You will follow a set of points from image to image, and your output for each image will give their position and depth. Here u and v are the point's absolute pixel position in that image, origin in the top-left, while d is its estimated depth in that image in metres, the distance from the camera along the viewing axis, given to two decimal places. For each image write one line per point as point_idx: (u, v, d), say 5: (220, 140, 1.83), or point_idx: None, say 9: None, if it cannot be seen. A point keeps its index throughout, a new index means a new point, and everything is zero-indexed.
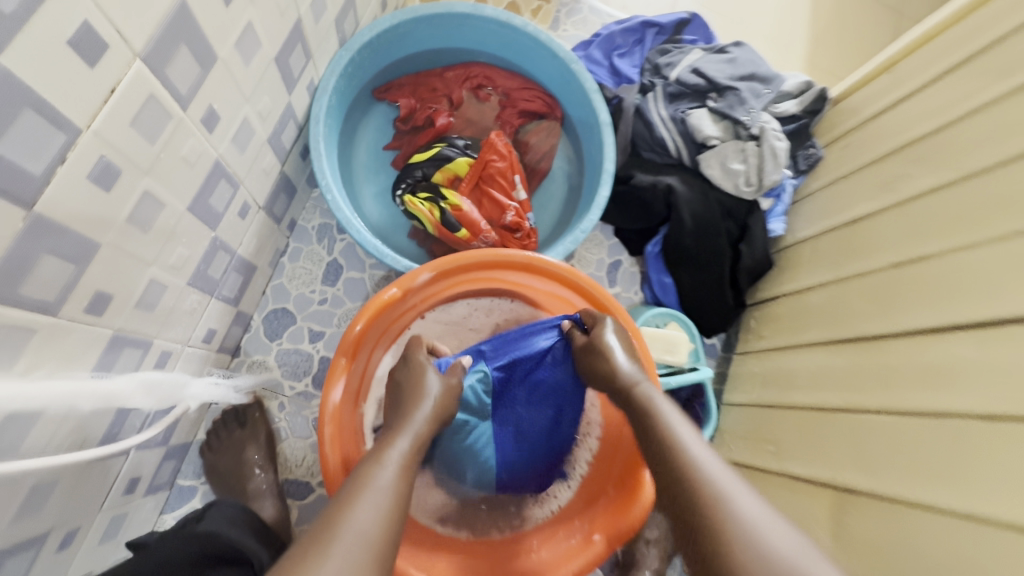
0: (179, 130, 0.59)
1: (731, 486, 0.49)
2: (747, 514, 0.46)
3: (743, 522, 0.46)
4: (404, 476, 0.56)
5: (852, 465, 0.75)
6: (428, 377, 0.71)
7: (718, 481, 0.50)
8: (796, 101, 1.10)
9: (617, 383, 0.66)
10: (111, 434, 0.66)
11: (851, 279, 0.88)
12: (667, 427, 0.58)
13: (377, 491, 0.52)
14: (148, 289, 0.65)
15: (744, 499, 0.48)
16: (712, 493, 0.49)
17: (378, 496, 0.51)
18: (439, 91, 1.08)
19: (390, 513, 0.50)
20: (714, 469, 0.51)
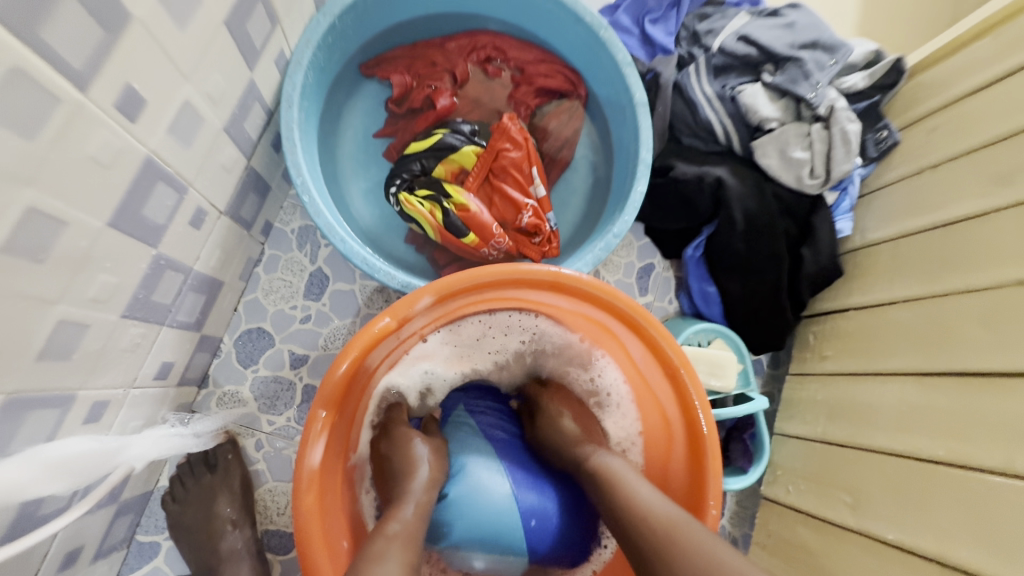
0: (78, 121, 0.44)
1: (688, 524, 0.52)
2: (703, 535, 0.50)
3: (701, 542, 0.50)
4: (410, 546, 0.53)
5: (971, 540, 0.63)
6: (415, 443, 0.66)
7: (666, 509, 0.54)
8: (865, 74, 0.90)
9: (561, 444, 0.69)
10: (26, 512, 0.53)
11: (955, 297, 0.73)
12: (613, 474, 0.61)
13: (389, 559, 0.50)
14: (57, 332, 0.51)
15: (708, 537, 0.50)
16: (666, 522, 0.52)
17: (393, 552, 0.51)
18: (440, 65, 0.90)
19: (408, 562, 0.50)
20: (666, 507, 0.54)
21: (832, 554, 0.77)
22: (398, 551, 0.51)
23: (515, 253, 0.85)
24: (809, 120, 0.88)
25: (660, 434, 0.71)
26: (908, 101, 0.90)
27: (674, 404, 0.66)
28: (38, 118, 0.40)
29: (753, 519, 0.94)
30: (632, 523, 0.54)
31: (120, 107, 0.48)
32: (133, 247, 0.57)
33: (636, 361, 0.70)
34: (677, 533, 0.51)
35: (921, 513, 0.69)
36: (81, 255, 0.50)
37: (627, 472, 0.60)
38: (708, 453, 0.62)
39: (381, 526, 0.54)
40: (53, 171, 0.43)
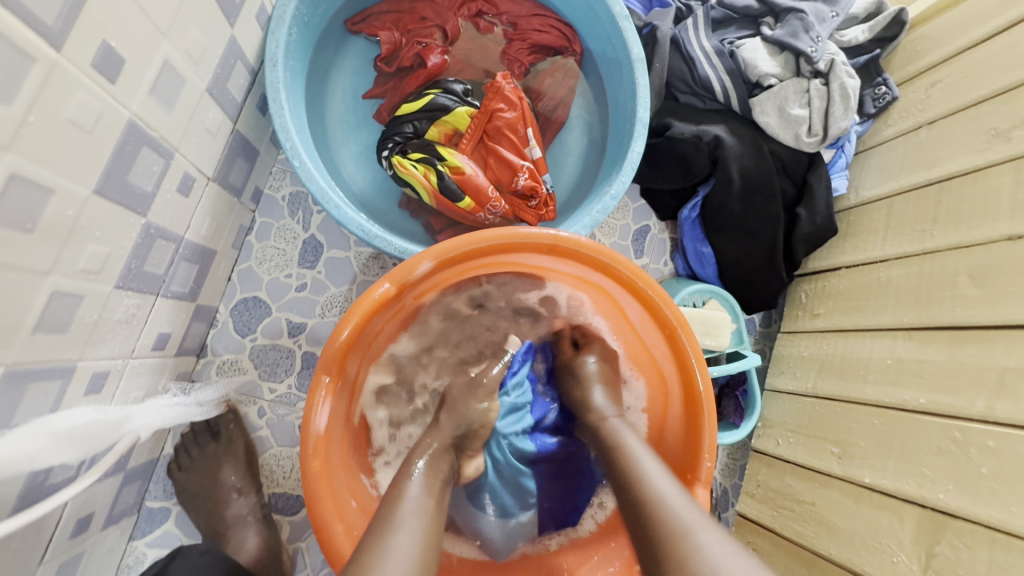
0: (51, 80, 0.42)
1: (693, 517, 0.49)
2: (711, 551, 0.46)
3: (707, 557, 0.45)
4: (430, 520, 0.54)
5: (951, 483, 0.66)
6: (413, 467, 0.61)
7: (683, 515, 0.50)
8: (865, 28, 0.88)
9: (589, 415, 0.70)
10: (36, 480, 0.54)
11: (946, 253, 0.75)
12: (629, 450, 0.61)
13: (398, 557, 0.48)
14: (51, 305, 0.50)
15: (714, 536, 0.47)
16: (678, 528, 0.48)
17: (410, 521, 0.52)
18: (430, 21, 0.87)
19: (426, 539, 0.51)
20: (676, 498, 0.52)
21: (817, 500, 0.81)
22: (414, 521, 0.52)
23: (511, 218, 0.84)
24: (808, 76, 0.86)
25: (658, 393, 0.72)
26: (907, 55, 0.88)
27: (672, 364, 0.66)
28: (10, 78, 0.39)
29: (743, 470, 0.98)
30: (637, 502, 0.54)
31: (99, 66, 0.46)
32: (122, 215, 0.55)
33: (634, 322, 0.71)
34: (687, 529, 0.48)
35: (906, 461, 0.72)
36: (69, 224, 0.49)
37: (636, 442, 0.62)
38: (702, 408, 0.63)
39: (388, 533, 0.50)
40: (33, 135, 0.42)
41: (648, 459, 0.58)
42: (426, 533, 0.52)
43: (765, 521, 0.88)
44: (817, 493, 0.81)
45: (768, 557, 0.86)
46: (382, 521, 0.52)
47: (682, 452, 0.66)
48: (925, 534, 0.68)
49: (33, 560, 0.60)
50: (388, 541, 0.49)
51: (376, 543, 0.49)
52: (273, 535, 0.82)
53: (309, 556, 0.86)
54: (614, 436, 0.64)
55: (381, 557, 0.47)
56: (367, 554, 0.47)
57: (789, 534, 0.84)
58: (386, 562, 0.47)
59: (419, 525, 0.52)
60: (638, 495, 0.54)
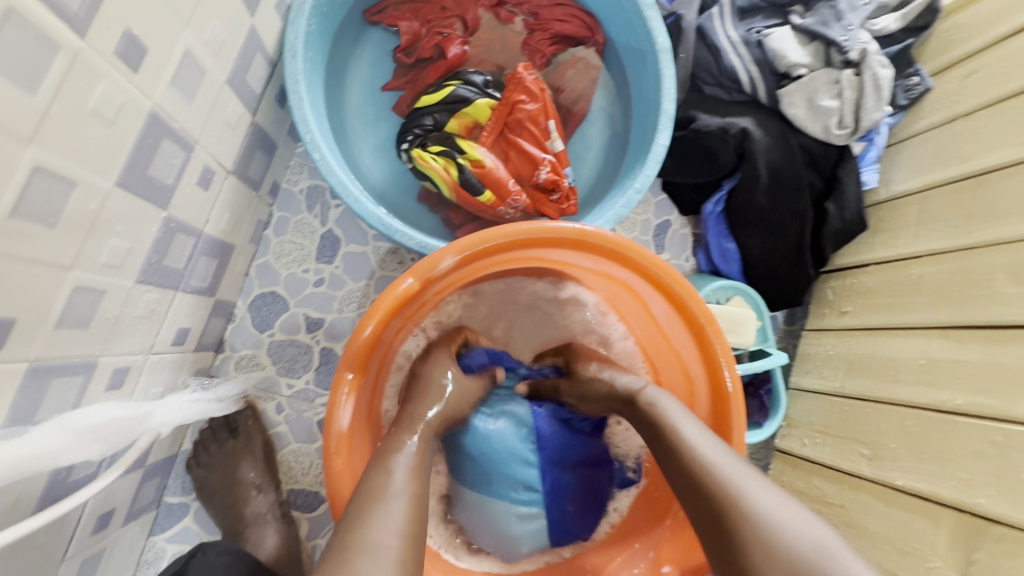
0: (75, 70, 0.41)
1: (744, 479, 0.47)
2: (763, 509, 0.44)
3: (760, 516, 0.44)
4: (416, 476, 0.52)
5: (990, 488, 0.64)
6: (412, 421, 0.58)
7: (729, 473, 0.48)
8: (898, 16, 0.85)
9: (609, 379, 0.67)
10: (58, 477, 0.54)
11: (985, 249, 0.72)
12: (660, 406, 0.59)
13: (388, 517, 0.47)
14: (73, 300, 0.49)
15: (765, 493, 0.46)
16: (725, 488, 0.47)
17: (400, 482, 0.50)
18: (450, 11, 0.85)
19: (417, 500, 0.50)
20: (723, 458, 0.50)
21: (846, 502, 0.79)
22: (408, 483, 0.51)
23: (532, 212, 0.82)
24: (839, 66, 0.83)
25: (682, 394, 0.70)
26: (941, 44, 0.85)
27: (700, 363, 0.65)
28: (32, 67, 0.38)
29: (765, 470, 0.96)
30: (684, 472, 0.51)
31: (121, 55, 0.45)
32: (143, 209, 0.54)
33: (658, 320, 0.69)
34: (739, 490, 0.47)
35: (940, 463, 0.70)
36: (91, 218, 0.48)
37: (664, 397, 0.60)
38: (731, 407, 0.61)
39: (380, 499, 0.48)
40: (55, 127, 0.41)
41: (686, 423, 0.55)
42: (421, 498, 0.50)
43: None
44: (847, 495, 0.79)
45: None
46: (372, 483, 0.50)
47: None
48: (961, 540, 0.66)
49: (55, 556, 0.60)
50: (388, 503, 0.48)
51: (373, 507, 0.47)
52: (292, 532, 0.81)
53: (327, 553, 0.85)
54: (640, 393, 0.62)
55: (379, 519, 0.46)
56: (364, 516, 0.46)
57: None
58: (382, 525, 0.46)
59: (413, 484, 0.51)
60: (685, 464, 0.51)
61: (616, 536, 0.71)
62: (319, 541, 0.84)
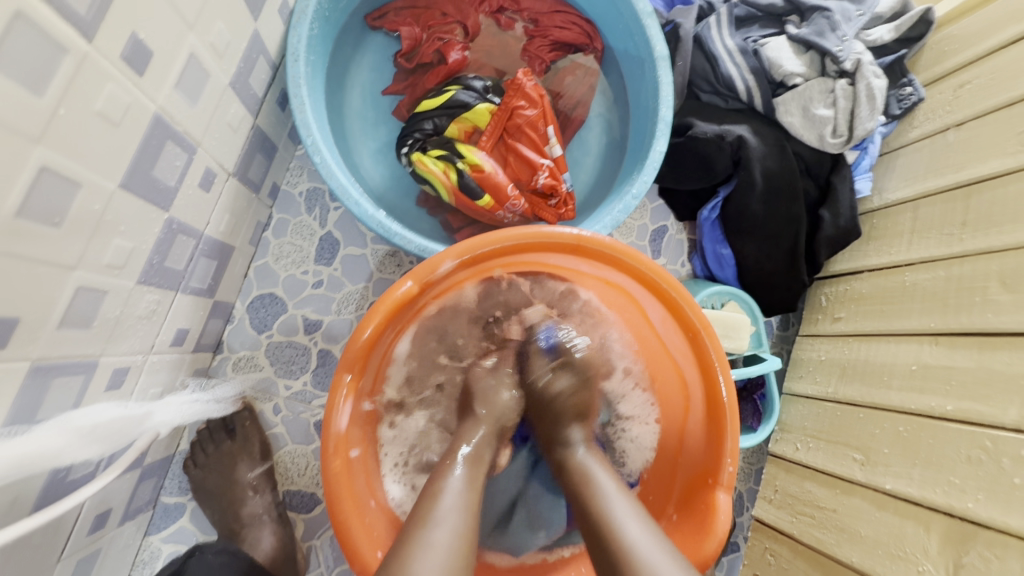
0: (82, 72, 0.42)
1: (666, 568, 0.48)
2: None
3: None
4: (470, 512, 0.53)
5: (980, 493, 0.66)
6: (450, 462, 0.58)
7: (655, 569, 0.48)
8: (891, 27, 0.86)
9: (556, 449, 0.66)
10: (58, 476, 0.54)
11: (976, 257, 0.73)
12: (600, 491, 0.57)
13: (429, 552, 0.47)
14: (76, 300, 0.50)
15: None
16: None
17: (451, 514, 0.51)
18: (451, 16, 0.86)
19: (466, 534, 0.50)
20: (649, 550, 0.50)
21: (838, 507, 0.80)
22: (452, 515, 0.51)
23: (530, 216, 0.83)
24: (833, 75, 0.85)
25: (676, 396, 0.71)
26: (934, 55, 0.86)
27: (694, 368, 0.65)
28: (40, 70, 0.39)
29: (759, 474, 0.97)
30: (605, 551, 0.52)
31: (128, 58, 0.46)
32: (146, 210, 0.55)
33: (655, 324, 0.69)
34: None
35: (933, 468, 0.71)
36: (95, 219, 0.48)
37: (610, 484, 0.58)
38: (724, 412, 0.62)
39: (426, 527, 0.50)
40: (63, 128, 0.42)
41: (618, 500, 0.56)
42: (467, 530, 0.51)
43: (783, 527, 0.87)
44: (838, 499, 0.80)
45: (787, 563, 0.85)
46: (422, 513, 0.51)
47: (702, 459, 0.65)
48: (952, 545, 0.67)
49: (51, 557, 0.60)
50: (428, 534, 0.49)
51: (414, 538, 0.48)
52: (288, 533, 0.81)
53: (322, 554, 0.85)
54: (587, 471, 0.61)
55: (422, 550, 0.47)
56: (405, 550, 0.47)
57: (809, 541, 0.83)
58: (427, 557, 0.47)
59: (460, 519, 0.51)
60: (608, 543, 0.52)
61: None
62: (315, 542, 0.84)
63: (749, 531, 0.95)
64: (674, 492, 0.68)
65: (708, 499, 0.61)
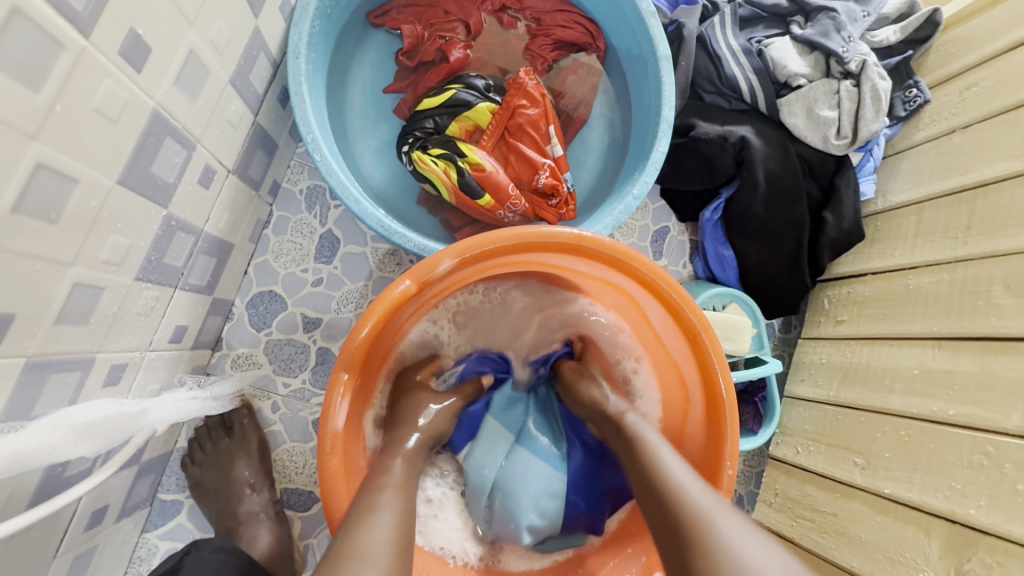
0: (79, 68, 0.41)
1: (713, 503, 0.50)
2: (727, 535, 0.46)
3: (723, 542, 0.46)
4: (403, 495, 0.55)
5: (982, 499, 0.65)
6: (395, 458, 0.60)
7: (701, 503, 0.50)
8: (897, 28, 0.86)
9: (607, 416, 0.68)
10: (54, 472, 0.54)
11: (981, 261, 0.73)
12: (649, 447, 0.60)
13: (379, 524, 0.49)
14: (72, 297, 0.50)
15: (732, 519, 0.48)
16: (698, 516, 0.49)
17: (392, 500, 0.53)
18: (453, 14, 0.86)
19: (404, 513, 0.52)
20: (695, 488, 0.52)
21: (838, 511, 0.80)
22: (393, 501, 0.53)
23: (531, 216, 0.82)
24: (838, 76, 0.84)
25: (676, 398, 0.70)
26: (941, 56, 0.85)
27: (694, 370, 0.65)
28: (38, 65, 0.38)
29: (759, 478, 0.96)
30: (658, 501, 0.53)
31: (125, 54, 0.45)
32: (144, 206, 0.55)
33: (654, 325, 0.68)
34: (707, 515, 0.49)
35: (934, 473, 0.71)
36: (93, 215, 0.48)
37: (660, 442, 0.60)
38: (725, 416, 0.61)
39: (372, 509, 0.51)
40: (59, 125, 0.42)
41: (667, 453, 0.58)
42: (407, 512, 0.53)
43: (783, 531, 0.87)
44: (839, 503, 0.80)
45: None
46: (368, 495, 0.53)
47: (702, 461, 0.64)
48: (953, 551, 0.66)
49: (47, 553, 0.60)
50: (376, 508, 0.51)
51: (364, 509, 0.51)
52: (285, 532, 0.81)
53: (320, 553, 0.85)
54: (634, 433, 0.63)
55: (368, 528, 0.49)
56: (354, 525, 0.49)
57: (808, 545, 0.82)
58: (372, 533, 0.48)
59: (400, 496, 0.54)
60: (656, 486, 0.55)
61: (614, 538, 0.70)
62: (312, 541, 0.84)
63: None
64: None
65: None
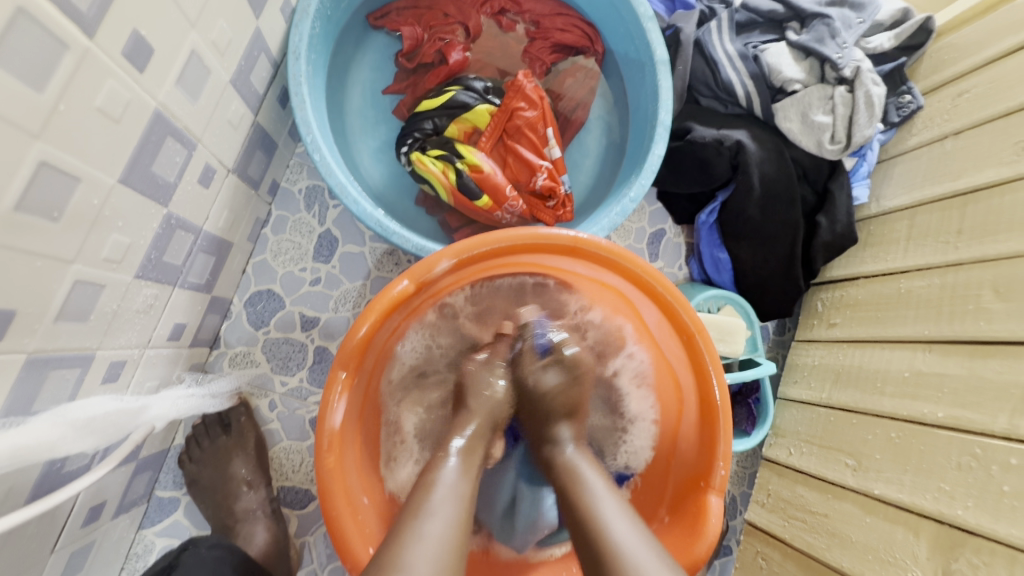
0: (83, 68, 0.42)
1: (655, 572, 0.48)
2: None
3: None
4: (461, 504, 0.53)
5: (970, 500, 0.66)
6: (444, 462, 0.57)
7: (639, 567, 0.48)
8: (891, 34, 0.86)
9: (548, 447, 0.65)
10: (53, 468, 0.55)
11: (970, 266, 0.74)
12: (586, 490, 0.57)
13: (427, 539, 0.48)
14: (73, 295, 0.50)
15: None
16: None
17: (446, 507, 0.51)
18: (452, 17, 0.87)
19: (459, 525, 0.51)
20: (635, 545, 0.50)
21: (829, 512, 0.81)
22: (445, 505, 0.52)
23: (528, 217, 0.83)
24: (833, 82, 0.85)
25: (671, 398, 0.71)
26: (933, 64, 0.86)
27: (687, 371, 0.65)
28: (41, 66, 0.39)
29: (752, 479, 0.97)
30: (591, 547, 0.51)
31: (128, 55, 0.46)
32: (145, 205, 0.55)
33: (650, 326, 0.69)
34: None
35: (923, 475, 0.72)
36: (94, 213, 0.49)
37: (598, 485, 0.57)
38: (718, 416, 0.62)
39: (419, 519, 0.50)
40: (62, 125, 0.42)
41: (606, 499, 0.55)
42: (460, 519, 0.51)
43: (775, 531, 0.88)
44: (830, 504, 0.81)
45: (777, 566, 0.86)
46: (414, 505, 0.52)
47: (696, 461, 0.65)
48: (941, 551, 0.67)
49: (44, 549, 0.60)
50: (422, 527, 0.49)
51: (409, 529, 0.49)
52: (281, 529, 0.82)
53: (315, 551, 0.86)
54: (575, 473, 0.60)
55: (415, 543, 0.47)
56: (398, 542, 0.48)
57: (799, 545, 0.83)
58: (417, 548, 0.47)
59: (454, 510, 0.52)
60: (590, 530, 0.52)
61: None
62: (307, 538, 0.84)
63: (741, 535, 0.95)
64: (666, 496, 0.68)
65: (701, 502, 0.61)
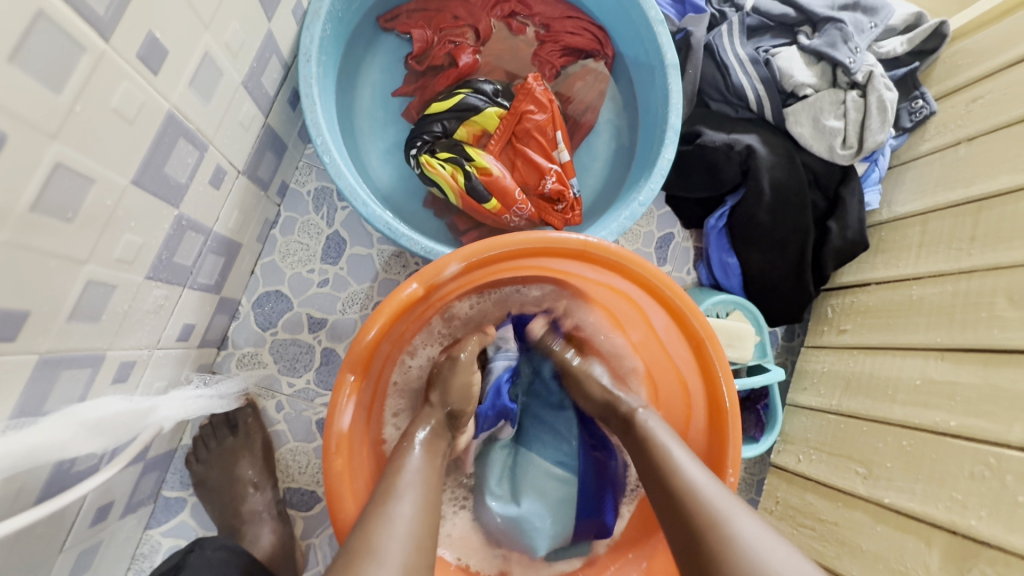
0: (100, 69, 0.42)
1: (729, 506, 0.49)
2: (746, 539, 0.46)
3: (741, 547, 0.46)
4: (429, 487, 0.54)
5: (984, 510, 0.65)
6: (409, 449, 0.58)
7: (717, 502, 0.50)
8: (904, 38, 0.86)
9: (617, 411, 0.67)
10: (61, 469, 0.55)
11: (984, 273, 0.73)
12: (658, 441, 0.59)
13: (394, 521, 0.48)
14: (85, 294, 0.50)
15: (748, 519, 0.48)
16: (712, 516, 0.49)
17: (412, 491, 0.52)
18: (463, 20, 0.87)
19: (424, 506, 0.51)
20: (711, 487, 0.51)
21: (839, 521, 0.80)
22: (411, 489, 0.52)
23: (537, 221, 0.83)
24: (844, 87, 0.84)
25: (678, 403, 0.70)
26: (947, 69, 0.86)
27: (696, 376, 0.65)
28: (58, 67, 0.39)
29: (760, 485, 0.96)
30: (668, 492, 0.53)
31: (143, 57, 0.46)
32: (157, 206, 0.55)
33: (658, 331, 0.69)
34: (725, 515, 0.48)
35: (935, 484, 0.71)
36: (108, 213, 0.49)
37: (668, 437, 0.59)
38: (727, 420, 0.62)
39: (389, 502, 0.50)
40: (79, 125, 0.42)
41: (679, 448, 0.57)
42: (427, 502, 0.52)
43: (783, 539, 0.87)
44: (840, 512, 0.80)
45: None
46: (384, 490, 0.52)
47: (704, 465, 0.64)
48: (953, 561, 0.66)
49: (53, 547, 0.60)
50: (393, 509, 0.49)
51: (379, 509, 0.49)
52: (287, 531, 0.82)
53: (320, 553, 0.85)
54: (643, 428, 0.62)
55: (384, 524, 0.47)
56: (370, 522, 0.48)
57: (809, 553, 0.82)
58: (387, 531, 0.47)
59: (421, 493, 0.52)
60: (665, 476, 0.55)
61: (618, 545, 0.71)
62: (313, 540, 0.84)
63: None
64: None
65: None
